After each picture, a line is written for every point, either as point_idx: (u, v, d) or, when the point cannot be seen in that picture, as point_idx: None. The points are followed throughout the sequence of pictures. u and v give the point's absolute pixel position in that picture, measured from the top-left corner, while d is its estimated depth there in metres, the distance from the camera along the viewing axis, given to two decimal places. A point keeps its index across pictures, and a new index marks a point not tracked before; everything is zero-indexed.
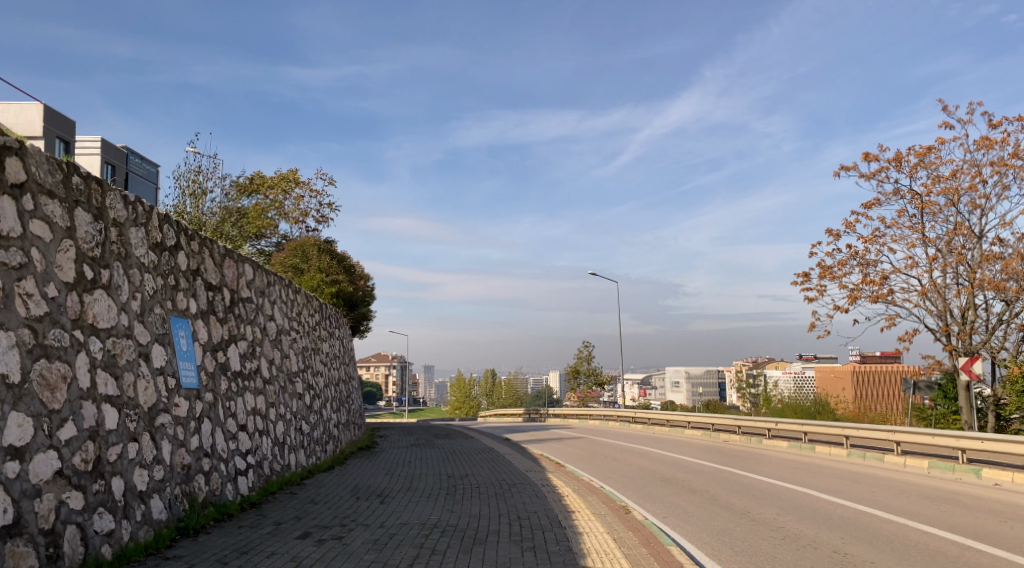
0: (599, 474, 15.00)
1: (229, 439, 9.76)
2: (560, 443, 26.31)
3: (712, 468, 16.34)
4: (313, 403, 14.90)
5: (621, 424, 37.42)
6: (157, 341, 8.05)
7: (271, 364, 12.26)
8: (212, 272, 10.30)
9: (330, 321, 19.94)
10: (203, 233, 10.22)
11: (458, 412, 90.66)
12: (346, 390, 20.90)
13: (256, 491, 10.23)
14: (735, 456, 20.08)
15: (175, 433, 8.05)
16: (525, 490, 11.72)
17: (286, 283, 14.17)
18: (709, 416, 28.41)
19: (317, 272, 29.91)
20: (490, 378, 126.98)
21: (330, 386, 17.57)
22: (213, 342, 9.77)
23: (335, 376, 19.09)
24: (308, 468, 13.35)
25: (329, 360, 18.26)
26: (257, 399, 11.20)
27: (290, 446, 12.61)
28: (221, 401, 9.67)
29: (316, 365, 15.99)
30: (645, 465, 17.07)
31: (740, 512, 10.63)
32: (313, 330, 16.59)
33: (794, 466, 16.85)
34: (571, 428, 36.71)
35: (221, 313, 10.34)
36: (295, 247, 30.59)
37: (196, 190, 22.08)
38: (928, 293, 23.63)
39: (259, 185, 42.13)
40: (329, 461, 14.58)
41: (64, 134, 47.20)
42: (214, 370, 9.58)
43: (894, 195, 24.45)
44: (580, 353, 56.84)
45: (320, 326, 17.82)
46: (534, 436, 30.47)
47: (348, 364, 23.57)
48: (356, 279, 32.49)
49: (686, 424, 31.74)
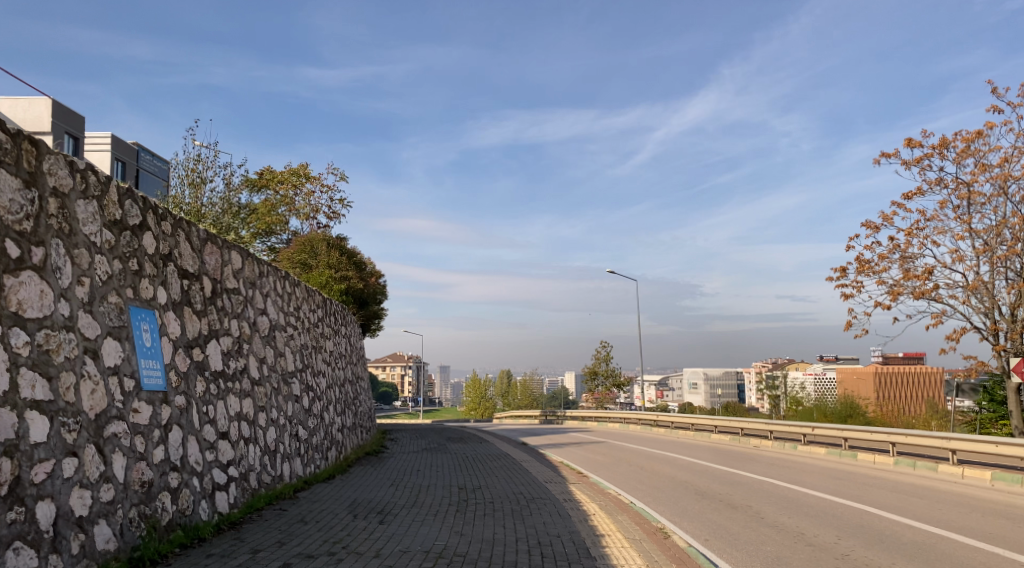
0: (626, 485, 13.64)
1: (206, 450, 8.49)
2: (579, 448, 24.99)
3: (749, 478, 14.99)
4: (313, 405, 13.64)
5: (643, 428, 35.94)
6: (110, 335, 6.79)
7: (262, 364, 10.98)
8: (189, 259, 9.04)
9: (336, 316, 18.72)
10: (180, 214, 8.96)
11: (473, 413, 89.35)
12: (353, 391, 19.64)
13: (238, 508, 8.96)
14: (771, 464, 18.67)
15: (132, 444, 6.81)
16: (545, 507, 10.38)
17: (282, 275, 12.92)
18: (736, 420, 26.92)
19: (325, 268, 28.68)
20: (505, 378, 125.54)
21: (333, 387, 16.27)
22: (187, 338, 8.50)
23: (340, 376, 17.84)
24: (305, 478, 12.06)
25: (333, 358, 17.00)
26: (244, 403, 9.93)
27: (284, 454, 11.34)
28: (196, 406, 8.41)
29: (317, 365, 14.74)
30: (674, 474, 15.74)
31: (794, 535, 9.34)
32: (314, 328, 15.28)
33: (838, 477, 15.48)
34: (589, 432, 35.33)
35: (200, 305, 9.06)
36: (303, 243, 29.51)
37: (195, 179, 20.87)
38: (975, 289, 22.18)
39: (270, 181, 41.09)
40: (330, 470, 13.28)
41: (73, 129, 46.18)
42: (186, 370, 8.30)
43: (938, 184, 23.01)
44: (599, 354, 55.29)
45: (324, 324, 16.58)
46: (552, 440, 29.09)
47: (356, 363, 22.33)
48: (366, 276, 31.23)
49: (712, 427, 30.25)
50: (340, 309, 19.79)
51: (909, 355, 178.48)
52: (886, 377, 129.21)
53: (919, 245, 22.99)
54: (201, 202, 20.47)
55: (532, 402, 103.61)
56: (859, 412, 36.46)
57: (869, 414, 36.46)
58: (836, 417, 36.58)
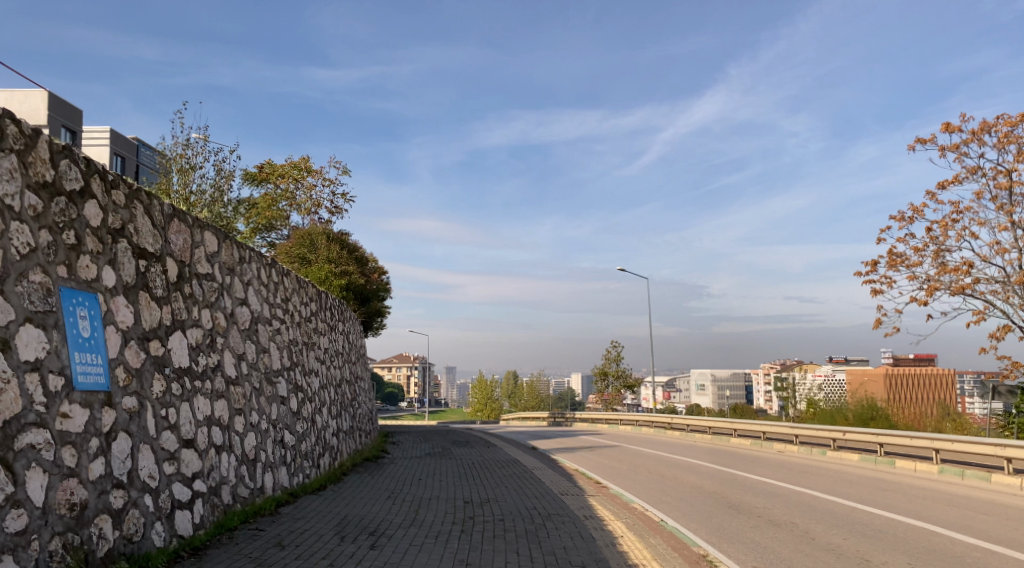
0: (652, 498, 12.35)
1: (164, 462, 7.14)
2: (593, 452, 23.63)
3: (785, 489, 13.63)
4: (302, 408, 12.29)
5: (655, 431, 34.57)
6: (30, 322, 5.46)
7: (240, 361, 9.64)
8: (149, 236, 7.67)
9: (332, 311, 17.41)
10: (141, 184, 7.61)
11: (479, 414, 87.94)
12: (351, 391, 18.35)
13: (204, 530, 7.60)
14: (802, 472, 17.31)
15: (58, 457, 5.50)
16: (564, 528, 9.00)
17: (268, 262, 11.58)
18: (757, 423, 25.53)
19: (324, 262, 27.45)
20: (512, 380, 124.10)
21: (327, 388, 14.94)
22: (142, 329, 7.14)
23: (336, 375, 16.50)
24: (290, 490, 10.71)
25: (328, 356, 15.68)
26: (215, 406, 8.57)
27: (265, 463, 9.99)
28: (152, 410, 7.05)
29: (309, 363, 13.41)
30: (702, 485, 14.37)
31: (856, 561, 8.08)
32: (306, 322, 13.94)
33: (882, 487, 14.13)
34: (600, 435, 33.87)
35: (161, 291, 7.71)
36: (302, 237, 28.22)
37: (184, 166, 19.55)
38: (1016, 284, 20.82)
39: (270, 174, 39.64)
40: (320, 480, 11.92)
41: (71, 123, 45.09)
42: (139, 367, 6.94)
43: (977, 173, 21.74)
44: (608, 354, 53.93)
45: (318, 319, 15.25)
46: (563, 444, 27.80)
47: (356, 361, 21.05)
48: (368, 272, 29.94)
49: (730, 431, 28.85)
50: (338, 303, 18.51)
51: (919, 357, 176.52)
52: (897, 380, 127.44)
53: (955, 236, 21.68)
54: (191, 190, 19.15)
55: (540, 403, 102.26)
56: (884, 411, 34.78)
57: (893, 414, 34.79)
58: (858, 420, 35.00)
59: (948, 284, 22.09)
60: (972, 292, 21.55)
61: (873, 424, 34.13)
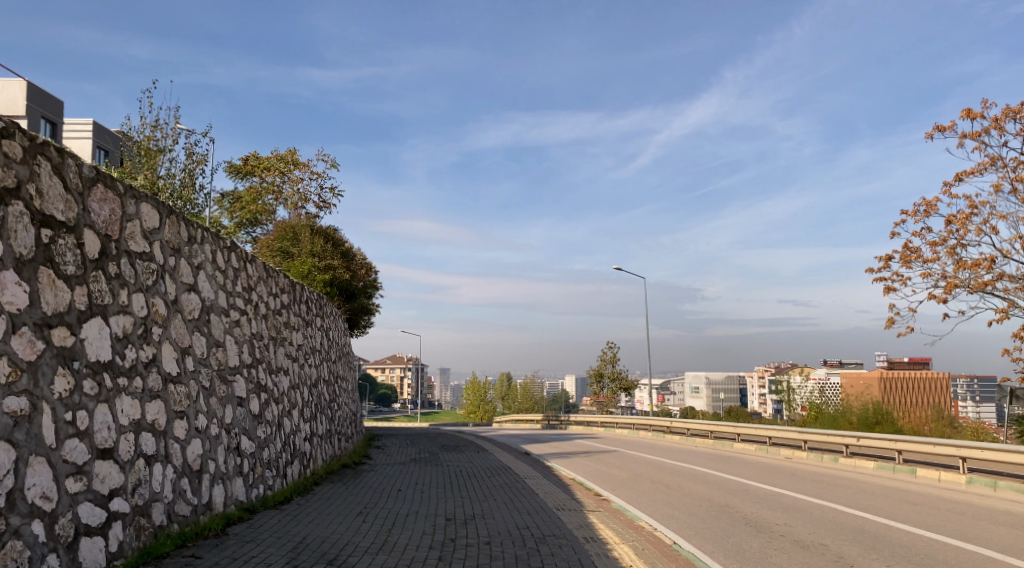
0: (658, 514, 11.10)
1: (68, 477, 5.77)
2: (589, 457, 22.28)
3: (805, 501, 12.30)
4: (265, 411, 10.90)
5: (653, 435, 33.22)
6: None
7: (183, 355, 8.25)
8: (59, 202, 6.29)
9: (308, 305, 16.03)
10: (48, 137, 6.22)
11: (472, 416, 86.58)
12: (330, 392, 16.98)
13: (122, 561, 6.22)
14: (816, 480, 16.01)
15: None
16: (563, 554, 7.63)
17: (224, 246, 10.20)
18: (762, 427, 24.20)
19: (307, 256, 26.09)
20: (506, 382, 122.73)
21: (299, 389, 13.56)
22: (41, 313, 5.77)
23: (311, 374, 15.13)
24: (246, 505, 9.33)
25: (301, 354, 14.32)
26: (146, 408, 7.18)
27: (215, 474, 8.60)
28: (51, 414, 5.69)
29: (276, 361, 12.02)
30: (712, 496, 13.03)
31: None
32: (274, 315, 12.54)
33: (910, 501, 12.79)
34: (595, 439, 32.51)
35: (74, 268, 6.33)
36: (284, 230, 27.09)
37: (151, 149, 18.08)
38: None
39: (256, 167, 38.26)
40: (284, 493, 10.53)
41: (51, 115, 43.54)
42: (33, 361, 5.61)
43: (998, 163, 20.56)
44: (604, 355, 52.71)
45: (291, 312, 13.88)
46: (557, 447, 26.44)
47: (337, 360, 19.69)
48: (354, 266, 28.60)
49: (732, 435, 27.51)
50: (316, 296, 17.13)
51: (913, 361, 175.99)
52: (891, 383, 126.56)
53: (974, 231, 20.39)
54: (157, 173, 17.70)
55: (534, 406, 100.98)
56: (890, 415, 33.36)
57: (900, 418, 33.37)
58: (862, 424, 33.64)
59: (968, 281, 20.80)
60: (994, 289, 20.24)
61: (878, 429, 32.73)
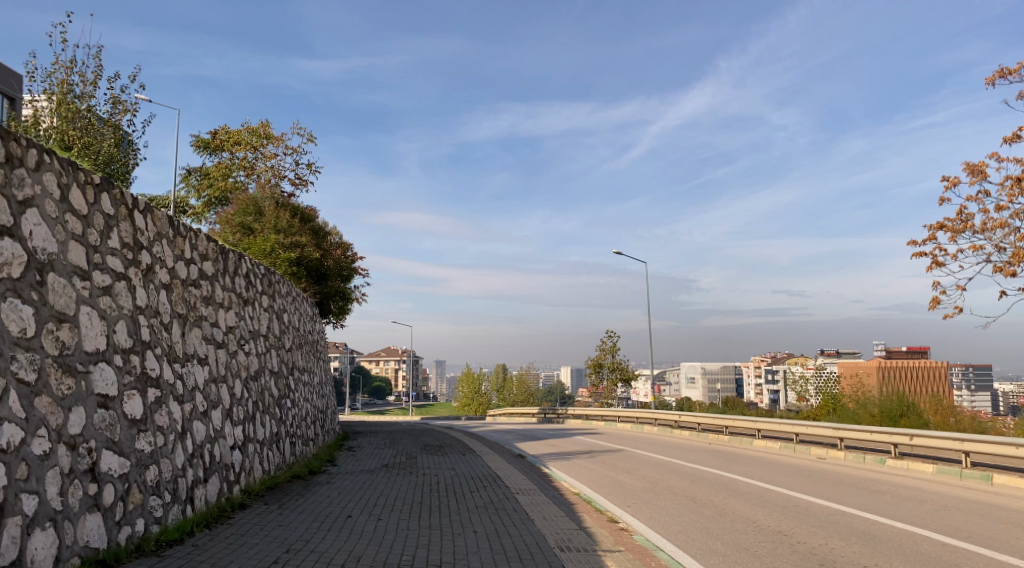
0: (701, 552, 8.23)
1: None
2: (591, 459, 19.28)
3: (886, 530, 9.42)
4: (157, 412, 7.90)
5: (659, 430, 30.19)
6: None
7: None
8: None
9: (249, 278, 12.99)
10: None
11: (465, 409, 83.69)
12: (280, 387, 13.97)
13: None
14: (876, 490, 12.98)
15: None
16: None
17: (83, 182, 7.22)
18: (785, 423, 21.16)
19: (270, 232, 23.17)
20: (500, 373, 119.76)
21: (224, 383, 10.51)
22: None
23: (251, 365, 12.13)
24: (104, 555, 6.39)
25: (232, 338, 11.31)
26: None
27: (34, 514, 5.72)
28: None
29: (180, 346, 9.02)
30: (757, 521, 10.09)
31: None
32: (182, 285, 9.50)
33: (1016, 524, 9.87)
34: (595, 434, 29.35)
35: None
36: (245, 204, 24.14)
37: (65, 97, 15.06)
38: None
39: (225, 142, 35.13)
40: (178, 531, 7.58)
41: (8, 90, 40.17)
42: None
43: None
44: (604, 345, 49.66)
45: (214, 284, 10.85)
46: (555, 447, 23.42)
47: (295, 348, 16.63)
48: (325, 245, 25.43)
49: (750, 431, 24.33)
50: (263, 272, 14.12)
51: (912, 349, 173.13)
52: (892, 372, 123.80)
53: None
54: (71, 121, 14.69)
55: (529, 399, 97.83)
56: (915, 407, 29.82)
57: (926, 408, 29.93)
58: (885, 417, 30.12)
59: None
60: None
61: (903, 422, 29.25)
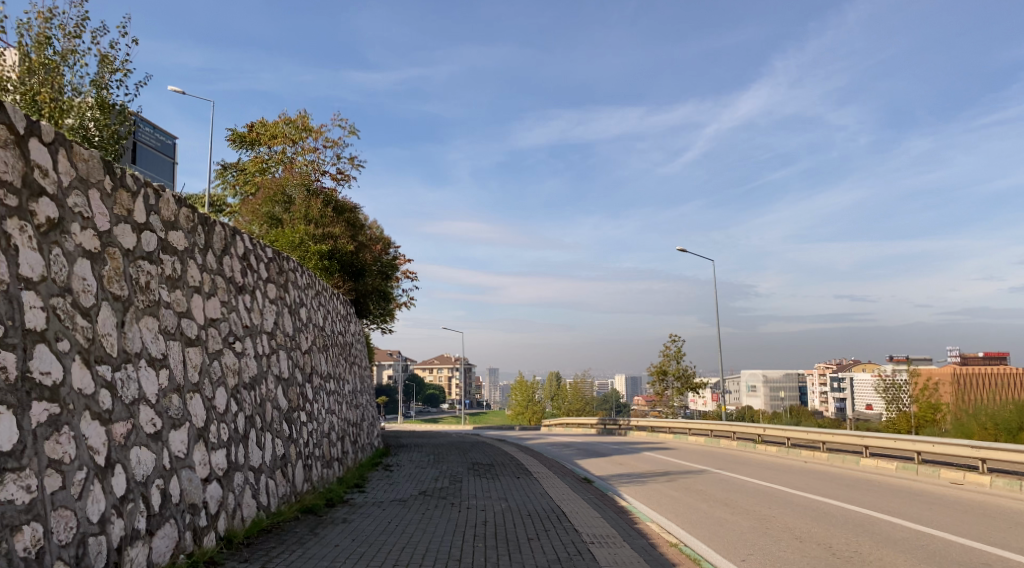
0: None
1: None
2: (670, 481, 16.17)
3: None
4: (51, 437, 5.26)
5: (738, 444, 26.75)
6: None
7: None
8: None
9: (248, 259, 10.23)
10: None
11: (519, 417, 80.75)
12: (290, 398, 11.20)
13: None
14: None
15: None
16: None
17: None
18: (901, 441, 17.64)
19: (299, 224, 20.64)
20: (555, 381, 116.42)
21: (194, 394, 7.74)
22: None
23: (245, 368, 9.38)
24: None
25: (213, 331, 8.57)
26: None
27: None
28: None
29: (111, 339, 6.29)
30: None
31: None
32: (119, 254, 6.73)
33: None
34: (667, 449, 26.05)
35: None
36: (272, 191, 21.71)
37: (40, 51, 12.66)
38: None
39: (263, 135, 32.98)
40: None
41: None
42: None
43: None
44: (668, 351, 46.11)
45: (183, 258, 8.08)
46: (625, 466, 20.23)
47: (317, 347, 13.92)
48: (362, 237, 22.70)
49: (852, 448, 20.75)
50: (270, 255, 11.37)
51: (989, 355, 164.41)
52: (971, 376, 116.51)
53: None
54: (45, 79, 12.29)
55: (586, 408, 94.30)
56: None
57: None
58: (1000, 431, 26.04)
59: None
60: None
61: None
